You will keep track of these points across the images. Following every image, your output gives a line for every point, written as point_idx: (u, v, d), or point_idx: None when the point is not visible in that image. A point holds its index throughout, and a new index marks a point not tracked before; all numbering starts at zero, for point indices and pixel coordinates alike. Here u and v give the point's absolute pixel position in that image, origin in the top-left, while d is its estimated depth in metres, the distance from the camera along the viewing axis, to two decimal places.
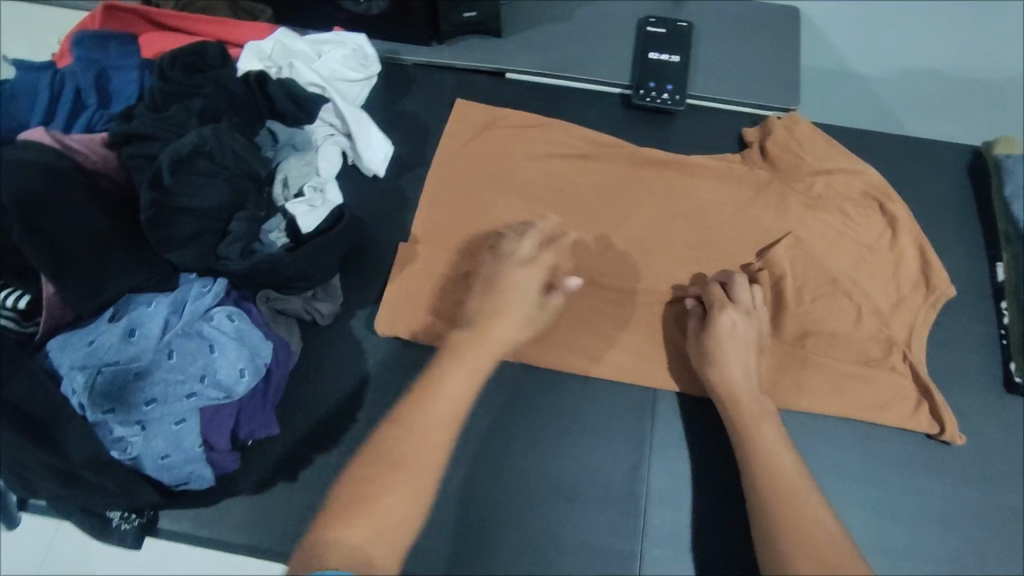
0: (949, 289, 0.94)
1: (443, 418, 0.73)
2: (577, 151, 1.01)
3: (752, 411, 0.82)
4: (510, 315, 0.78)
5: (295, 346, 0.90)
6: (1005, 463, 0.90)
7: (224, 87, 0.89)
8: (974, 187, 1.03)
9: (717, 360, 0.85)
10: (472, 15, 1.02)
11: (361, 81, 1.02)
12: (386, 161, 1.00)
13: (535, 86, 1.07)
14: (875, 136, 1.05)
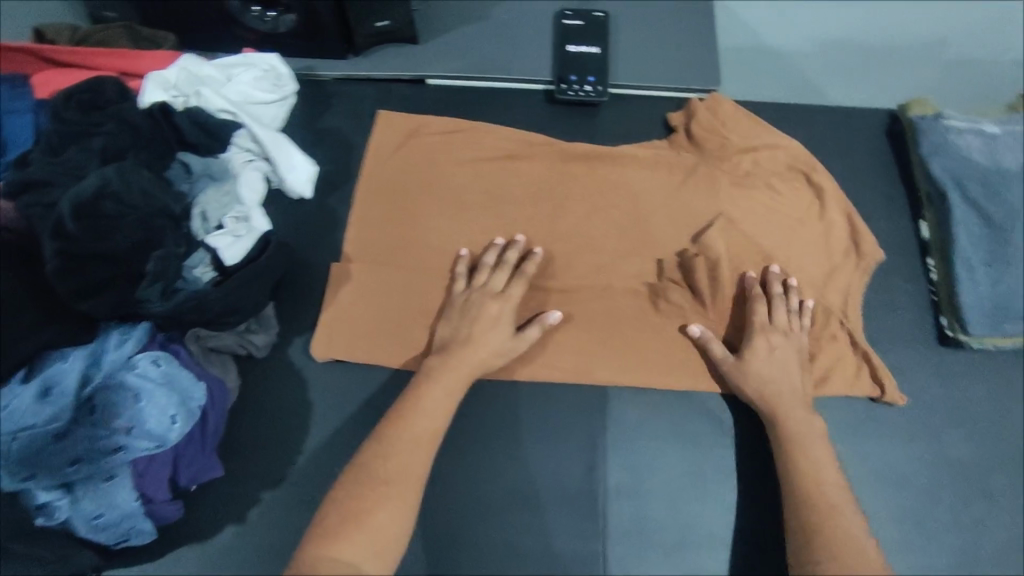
0: (880, 253, 0.95)
1: (424, 435, 0.80)
2: (504, 151, 0.99)
3: (801, 424, 0.83)
4: (483, 345, 0.85)
5: (232, 381, 0.88)
6: (946, 415, 0.92)
7: (126, 120, 0.83)
8: (894, 150, 1.05)
9: (765, 381, 0.85)
10: (384, 24, 0.99)
11: (275, 101, 0.96)
12: (311, 182, 0.95)
13: (457, 89, 1.05)
14: (799, 108, 1.06)
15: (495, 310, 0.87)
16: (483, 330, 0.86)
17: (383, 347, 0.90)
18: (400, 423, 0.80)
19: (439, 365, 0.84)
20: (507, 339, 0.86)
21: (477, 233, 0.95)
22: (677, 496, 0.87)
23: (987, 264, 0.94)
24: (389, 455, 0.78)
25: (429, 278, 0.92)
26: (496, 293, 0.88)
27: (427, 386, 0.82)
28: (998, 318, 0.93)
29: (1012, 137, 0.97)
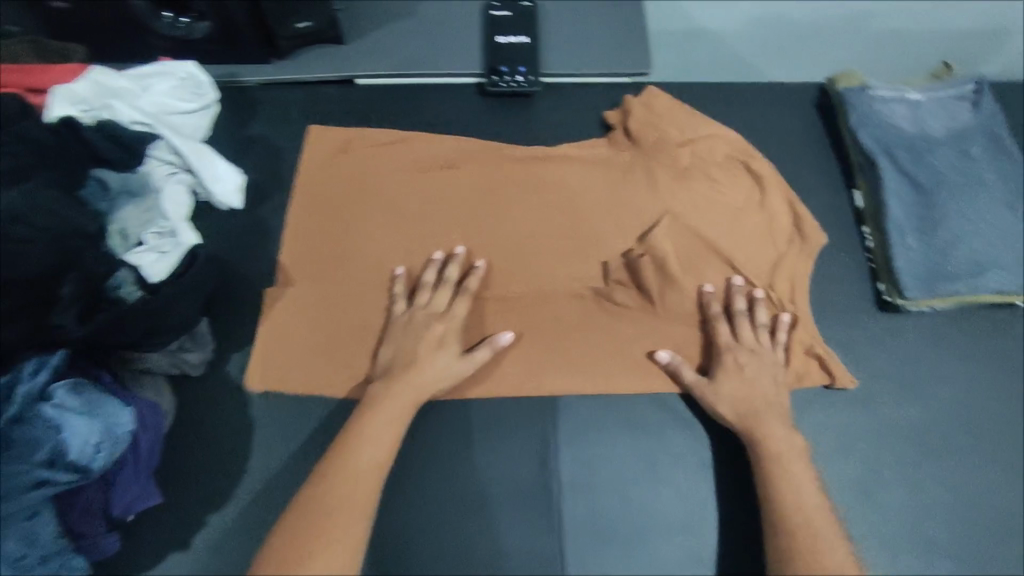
0: (823, 238, 0.96)
1: (368, 466, 0.77)
2: (443, 162, 0.98)
3: (779, 438, 0.82)
4: (428, 367, 0.84)
5: (167, 405, 0.84)
6: (898, 383, 0.92)
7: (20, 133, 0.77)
8: (823, 127, 1.06)
9: (739, 397, 0.84)
10: (305, 25, 0.95)
11: (196, 118, 0.95)
12: (241, 193, 0.94)
13: (388, 89, 1.03)
14: (729, 91, 1.06)
15: (439, 330, 0.86)
16: (427, 350, 0.84)
17: (325, 364, 0.87)
18: (344, 450, 0.78)
19: (384, 385, 0.83)
20: (452, 360, 0.85)
21: (416, 245, 0.93)
22: (634, 489, 0.86)
23: (919, 228, 0.93)
24: (336, 483, 0.76)
25: (371, 293, 0.90)
26: (440, 313, 0.87)
27: (369, 417, 0.80)
28: (932, 278, 0.91)
29: (937, 103, 1.00)
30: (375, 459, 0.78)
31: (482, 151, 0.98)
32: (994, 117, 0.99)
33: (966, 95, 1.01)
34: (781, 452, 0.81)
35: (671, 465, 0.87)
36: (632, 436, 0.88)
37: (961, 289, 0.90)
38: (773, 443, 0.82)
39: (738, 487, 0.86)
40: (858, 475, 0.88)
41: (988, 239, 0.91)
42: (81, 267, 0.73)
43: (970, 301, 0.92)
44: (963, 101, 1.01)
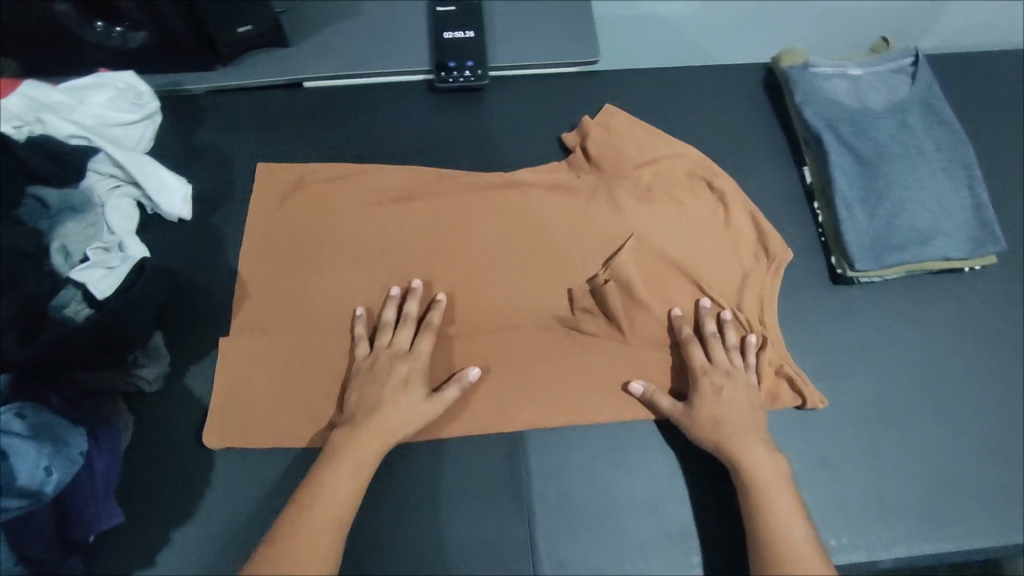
0: (789, 256, 0.78)
1: (331, 522, 0.60)
2: (501, 181, 0.81)
3: (765, 466, 0.64)
4: (394, 413, 0.65)
5: (126, 422, 0.67)
6: (869, 442, 0.71)
7: (155, 11, 0.74)
8: (773, 108, 0.88)
9: (721, 431, 0.66)
10: (468, 35, 0.87)
11: (344, 76, 0.86)
12: (188, 203, 0.77)
13: (456, 91, 0.87)
14: (845, 87, 0.84)
15: (402, 372, 0.68)
16: (394, 395, 0.66)
17: (275, 395, 0.70)
18: (306, 510, 0.60)
19: (341, 438, 0.65)
20: (418, 402, 0.67)
21: (440, 253, 0.77)
22: (619, 536, 0.67)
23: (864, 199, 0.77)
24: (294, 539, 0.59)
25: (328, 313, 0.74)
26: (403, 355, 0.69)
27: (331, 467, 0.63)
28: (878, 247, 0.75)
29: (876, 78, 0.84)
30: (339, 507, 0.61)
31: (606, 170, 0.81)
32: (933, 88, 0.83)
33: (903, 69, 0.85)
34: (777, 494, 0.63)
35: (679, 522, 0.68)
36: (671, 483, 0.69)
37: (908, 260, 0.75)
38: (769, 497, 0.63)
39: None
40: (894, 551, 0.67)
41: (928, 208, 0.76)
42: (28, 287, 0.58)
43: (915, 270, 0.77)
44: (900, 76, 0.84)
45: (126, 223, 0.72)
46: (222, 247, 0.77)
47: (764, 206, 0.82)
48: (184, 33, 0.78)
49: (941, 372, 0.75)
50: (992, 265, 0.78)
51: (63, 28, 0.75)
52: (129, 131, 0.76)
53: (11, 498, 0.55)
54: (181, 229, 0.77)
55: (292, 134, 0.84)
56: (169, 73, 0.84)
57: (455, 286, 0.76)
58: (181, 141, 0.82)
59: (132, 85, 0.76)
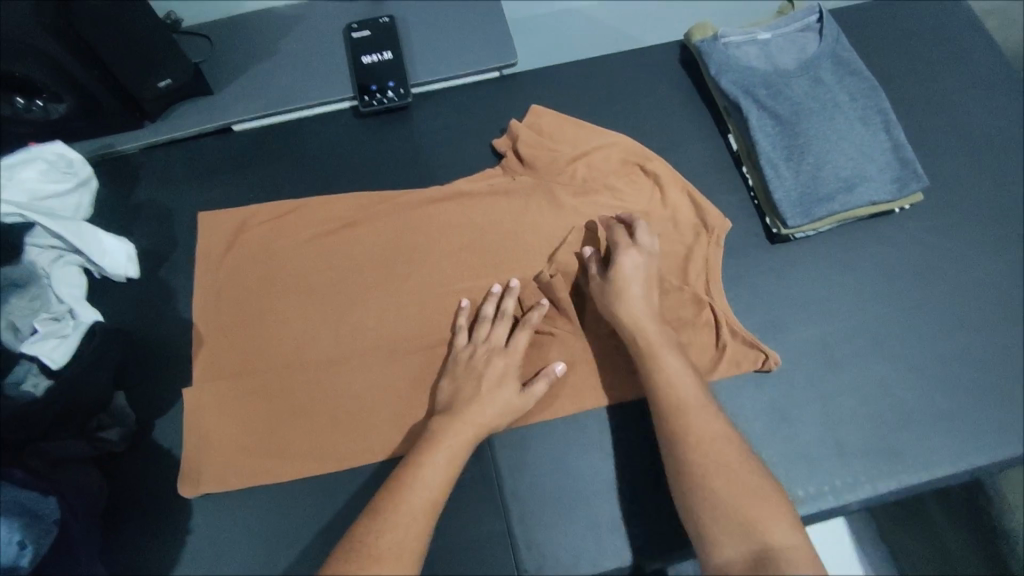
0: (727, 224, 0.80)
1: (423, 506, 0.61)
2: (440, 194, 0.82)
3: (656, 336, 0.69)
4: (489, 406, 0.67)
5: (96, 481, 0.67)
6: (825, 393, 0.73)
7: (69, 77, 0.75)
8: (693, 83, 0.90)
9: (624, 295, 0.71)
10: (387, 56, 0.89)
11: (274, 114, 0.88)
12: (133, 261, 0.78)
13: (380, 114, 0.88)
14: (754, 54, 0.86)
15: (499, 365, 0.70)
16: (495, 386, 0.68)
17: (248, 436, 0.71)
18: (401, 494, 0.61)
19: (443, 425, 0.66)
20: (512, 397, 0.68)
21: (389, 272, 0.79)
22: (595, 515, 0.69)
23: (788, 157, 0.80)
24: (392, 523, 0.60)
25: (285, 348, 0.75)
26: (501, 348, 0.71)
27: (424, 463, 0.63)
28: (806, 200, 0.77)
29: (784, 40, 0.87)
30: (433, 494, 0.62)
31: (540, 170, 0.83)
32: (840, 41, 0.86)
33: (810, 27, 0.87)
34: (674, 383, 0.66)
35: (651, 494, 0.70)
36: (641, 463, 0.71)
37: (837, 209, 0.77)
38: (658, 357, 0.68)
39: None
40: (859, 492, 0.69)
41: (849, 156, 0.79)
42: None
43: (845, 218, 0.79)
44: (807, 34, 0.87)
45: (74, 290, 0.73)
46: (172, 300, 0.78)
47: (696, 179, 0.84)
48: (102, 96, 0.80)
49: (882, 313, 0.77)
50: (918, 202, 0.80)
51: None
52: (66, 200, 0.78)
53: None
54: (130, 288, 0.78)
55: (229, 177, 0.85)
56: (98, 137, 0.85)
57: (407, 302, 0.77)
58: (119, 201, 0.83)
59: (62, 154, 0.77)
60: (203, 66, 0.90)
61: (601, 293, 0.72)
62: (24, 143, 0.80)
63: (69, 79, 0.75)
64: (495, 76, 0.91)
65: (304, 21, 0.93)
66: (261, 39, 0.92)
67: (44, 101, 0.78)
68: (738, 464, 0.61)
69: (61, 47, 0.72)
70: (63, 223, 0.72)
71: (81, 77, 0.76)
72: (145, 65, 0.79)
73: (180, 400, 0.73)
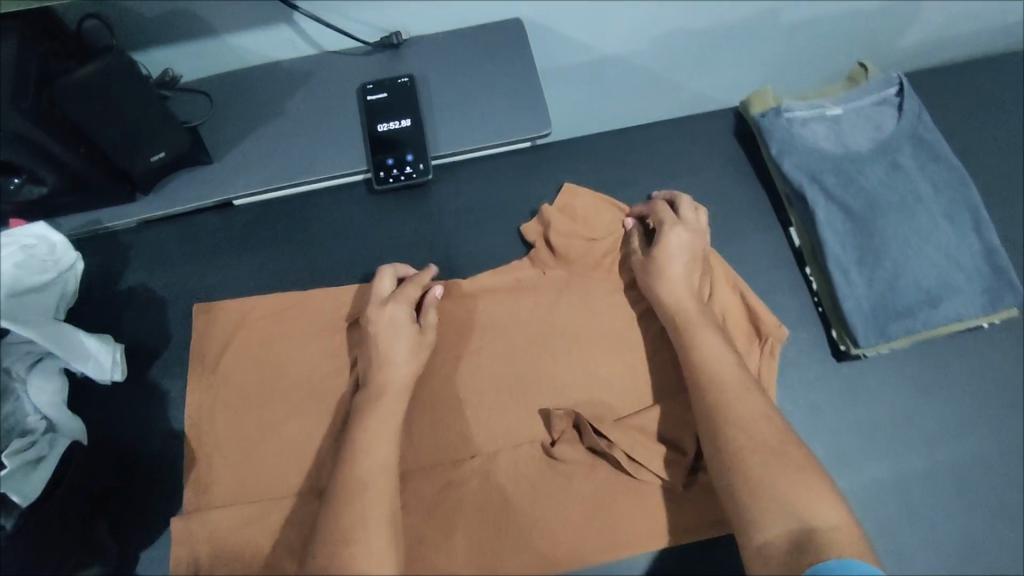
0: (783, 329, 0.69)
1: (378, 471, 0.60)
2: (463, 289, 0.73)
3: (686, 311, 0.67)
4: (400, 366, 0.65)
5: None
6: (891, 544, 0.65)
7: (53, 158, 0.67)
8: (749, 160, 0.80)
9: (665, 273, 0.69)
10: (405, 123, 0.79)
11: (278, 188, 0.78)
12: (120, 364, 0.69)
13: (398, 190, 0.80)
14: (824, 132, 0.75)
15: (397, 313, 0.67)
16: (387, 342, 0.65)
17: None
18: (350, 462, 0.60)
19: (366, 405, 0.63)
20: (409, 337, 0.66)
21: None
22: None
23: (860, 261, 0.70)
24: (350, 497, 0.58)
25: (287, 472, 0.67)
26: (382, 301, 0.68)
27: (365, 423, 0.62)
28: (882, 315, 0.68)
29: (857, 116, 0.76)
30: (379, 456, 0.60)
31: (575, 264, 0.74)
32: (922, 120, 0.75)
33: (887, 101, 0.77)
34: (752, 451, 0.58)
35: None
36: None
37: (919, 327, 0.67)
38: (702, 357, 0.64)
39: None
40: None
41: (933, 262, 0.68)
42: None
43: (925, 336, 0.69)
44: (884, 109, 0.76)
45: (53, 397, 0.65)
46: (164, 406, 0.71)
47: (751, 277, 0.74)
48: (90, 172, 0.71)
49: (961, 448, 0.68)
50: (1013, 316, 0.70)
51: None
52: (47, 292, 0.69)
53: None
54: (116, 391, 0.71)
55: (229, 262, 0.77)
56: (86, 212, 0.76)
57: (421, 418, 0.68)
58: (107, 287, 0.75)
59: (46, 239, 0.69)
60: (202, 127, 0.81)
61: (641, 269, 0.71)
62: (5, 222, 0.73)
63: (52, 160, 0.67)
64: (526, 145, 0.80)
65: (317, 80, 0.83)
66: (267, 99, 0.83)
67: (23, 179, 0.70)
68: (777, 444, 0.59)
69: (43, 130, 0.64)
70: (39, 329, 0.63)
71: (66, 157, 0.68)
72: (135, 137, 0.71)
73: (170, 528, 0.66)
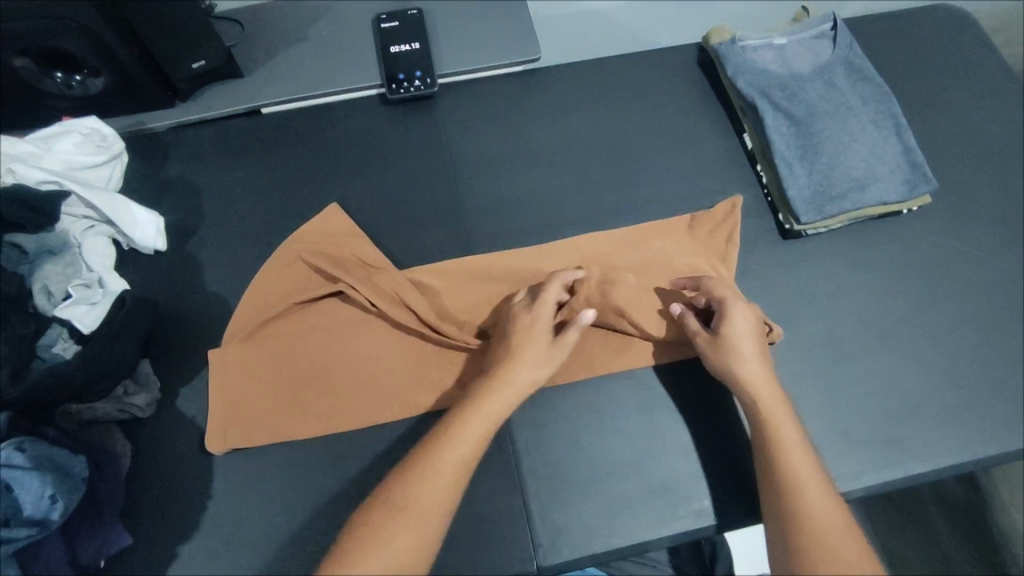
0: (737, 198, 0.83)
1: (452, 466, 0.61)
2: (464, 187, 0.86)
3: (769, 401, 0.66)
4: (524, 367, 0.67)
5: (122, 445, 0.69)
6: (833, 380, 0.75)
7: (110, 54, 0.77)
8: (709, 84, 0.93)
9: (736, 352, 0.69)
10: (414, 47, 0.91)
11: (302, 99, 0.90)
12: (161, 235, 0.80)
13: (407, 102, 0.91)
14: (771, 55, 0.88)
15: (545, 316, 0.70)
16: (524, 344, 0.69)
17: (271, 399, 0.73)
18: (433, 452, 0.62)
19: (481, 390, 0.66)
20: (546, 343, 0.69)
21: (414, 255, 0.82)
22: (608, 492, 0.70)
23: (802, 155, 0.82)
24: (421, 478, 0.60)
25: (308, 321, 0.76)
26: (532, 309, 0.71)
27: (465, 414, 0.64)
28: (819, 198, 0.80)
29: (800, 45, 0.89)
30: (465, 453, 0.62)
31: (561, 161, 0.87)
32: (854, 48, 0.89)
33: (825, 34, 0.90)
34: (812, 492, 0.60)
35: (662, 474, 0.71)
36: (659, 438, 0.72)
37: (849, 208, 0.80)
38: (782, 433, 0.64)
39: (742, 489, 0.70)
40: (864, 479, 0.71)
41: (862, 156, 0.81)
42: (9, 329, 0.61)
43: (856, 217, 0.82)
44: (822, 40, 0.90)
45: (103, 256, 0.76)
46: (199, 274, 0.80)
47: (711, 173, 0.87)
48: (140, 75, 0.81)
49: (889, 308, 0.80)
50: (926, 204, 0.83)
51: (24, 82, 0.78)
52: (98, 171, 0.79)
53: (20, 527, 0.57)
54: (158, 260, 0.81)
55: (257, 158, 0.87)
56: (131, 114, 0.87)
57: (428, 281, 0.79)
58: (149, 176, 0.86)
59: (98, 128, 0.79)
60: (234, 48, 0.92)
61: (710, 347, 0.70)
62: (61, 116, 0.83)
63: (108, 54, 0.77)
64: (518, 69, 0.93)
65: (336, 11, 0.95)
66: (291, 27, 0.94)
67: (82, 77, 0.81)
68: (817, 489, 0.60)
69: (106, 25, 0.74)
70: (95, 193, 0.75)
71: (121, 55, 0.77)
72: (179, 44, 0.81)
73: (205, 368, 0.75)
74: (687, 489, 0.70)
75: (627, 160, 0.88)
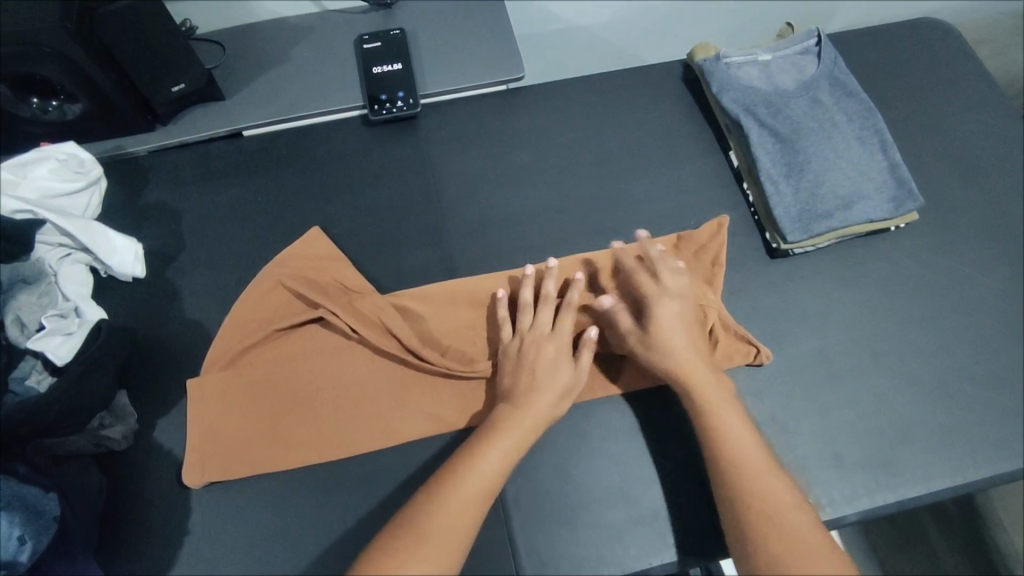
0: (723, 217, 0.83)
1: (474, 496, 0.61)
2: (449, 208, 0.85)
3: (733, 427, 0.66)
4: (546, 394, 0.68)
5: (96, 480, 0.68)
6: (823, 402, 0.74)
7: (88, 80, 0.76)
8: (695, 101, 0.93)
9: (668, 350, 0.70)
10: (396, 67, 0.91)
11: (284, 120, 0.89)
12: (140, 262, 0.78)
13: (390, 122, 0.90)
14: (756, 71, 0.88)
15: (552, 346, 0.71)
16: (547, 374, 0.69)
17: (253, 430, 0.71)
18: (456, 480, 0.62)
19: (503, 418, 0.66)
20: (568, 372, 0.70)
21: (397, 279, 0.81)
22: (595, 521, 0.68)
23: (788, 173, 0.81)
24: (441, 509, 0.60)
25: (289, 347, 0.75)
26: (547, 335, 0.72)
27: (487, 443, 0.64)
28: (806, 216, 0.79)
29: (785, 61, 0.89)
30: (487, 485, 0.62)
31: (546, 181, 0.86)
32: (839, 64, 0.88)
33: (810, 50, 0.89)
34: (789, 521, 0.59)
35: (650, 502, 0.69)
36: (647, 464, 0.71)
37: (836, 226, 0.79)
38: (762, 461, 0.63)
39: None
40: (856, 505, 0.70)
41: (848, 174, 0.81)
42: None
43: (844, 235, 0.81)
44: (807, 56, 0.89)
45: (80, 286, 0.74)
46: (179, 302, 0.79)
47: (697, 192, 0.86)
48: (120, 100, 0.80)
49: (879, 327, 0.79)
50: (914, 221, 0.83)
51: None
52: (75, 200, 0.78)
53: None
54: (137, 287, 0.79)
55: (239, 182, 0.86)
56: (110, 137, 0.86)
57: (411, 305, 0.77)
58: (129, 202, 0.85)
59: (75, 154, 0.78)
60: (215, 71, 0.91)
61: (645, 348, 0.71)
62: (38, 141, 0.82)
63: (86, 80, 0.76)
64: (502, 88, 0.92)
65: (319, 31, 0.95)
66: (273, 48, 0.93)
67: (59, 102, 0.80)
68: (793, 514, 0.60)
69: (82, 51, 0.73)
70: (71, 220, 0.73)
71: (99, 80, 0.76)
72: (159, 66, 0.80)
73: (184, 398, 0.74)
74: (675, 517, 0.69)
75: (613, 179, 0.87)
